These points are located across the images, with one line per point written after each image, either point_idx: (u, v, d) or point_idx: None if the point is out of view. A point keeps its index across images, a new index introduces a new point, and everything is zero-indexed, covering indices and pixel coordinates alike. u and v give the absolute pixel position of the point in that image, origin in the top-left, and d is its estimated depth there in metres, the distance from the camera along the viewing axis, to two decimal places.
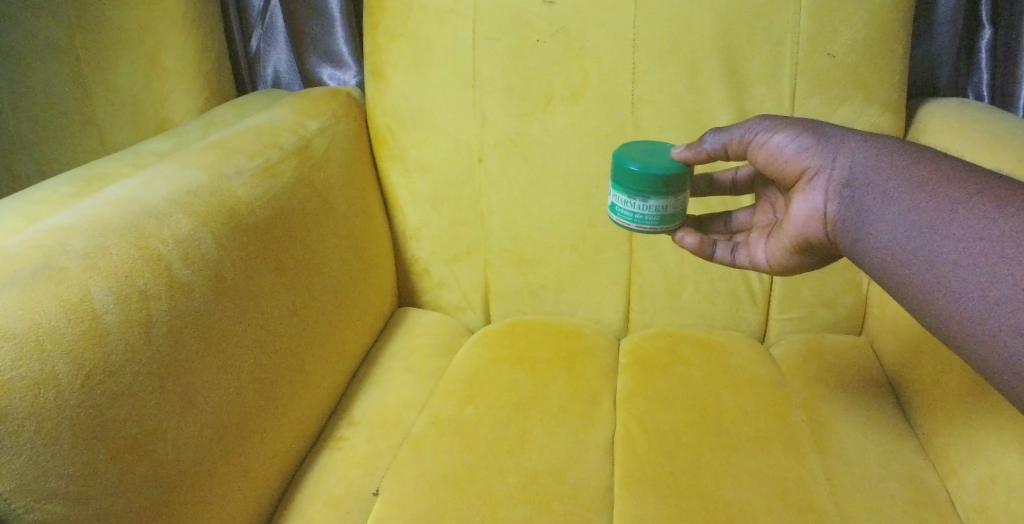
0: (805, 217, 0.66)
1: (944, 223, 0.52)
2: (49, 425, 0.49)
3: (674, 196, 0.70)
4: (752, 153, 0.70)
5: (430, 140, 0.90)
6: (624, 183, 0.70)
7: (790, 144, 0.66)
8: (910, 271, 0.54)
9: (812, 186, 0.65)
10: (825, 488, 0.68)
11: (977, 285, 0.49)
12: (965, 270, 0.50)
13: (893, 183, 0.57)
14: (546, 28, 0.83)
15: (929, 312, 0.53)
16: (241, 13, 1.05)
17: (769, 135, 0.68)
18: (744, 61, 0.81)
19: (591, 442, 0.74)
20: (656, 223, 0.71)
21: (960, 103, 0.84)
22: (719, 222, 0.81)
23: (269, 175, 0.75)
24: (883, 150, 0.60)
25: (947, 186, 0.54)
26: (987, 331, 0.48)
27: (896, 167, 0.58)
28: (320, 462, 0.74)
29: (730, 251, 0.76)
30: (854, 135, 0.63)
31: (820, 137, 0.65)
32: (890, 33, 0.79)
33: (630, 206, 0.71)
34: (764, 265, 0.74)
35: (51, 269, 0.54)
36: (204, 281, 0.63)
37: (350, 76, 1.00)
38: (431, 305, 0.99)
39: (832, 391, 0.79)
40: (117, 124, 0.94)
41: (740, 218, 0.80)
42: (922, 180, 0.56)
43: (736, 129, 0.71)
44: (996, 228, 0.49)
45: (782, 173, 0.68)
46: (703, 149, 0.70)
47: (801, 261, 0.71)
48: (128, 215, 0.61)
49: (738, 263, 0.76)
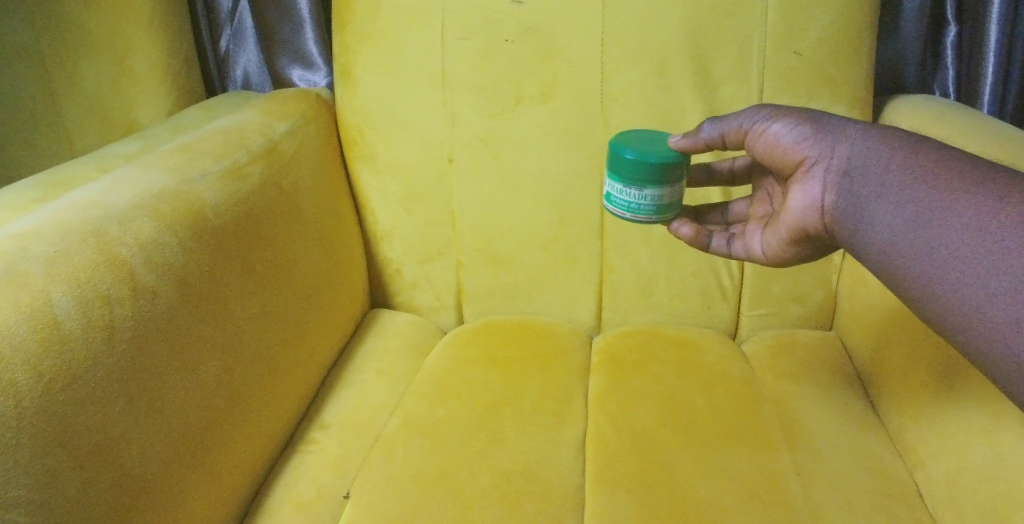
0: (802, 206, 0.66)
1: (944, 214, 0.53)
2: (10, 433, 0.48)
3: (671, 186, 0.70)
4: (749, 143, 0.71)
5: (400, 141, 0.90)
6: (621, 172, 0.71)
7: (789, 133, 0.66)
8: (908, 262, 0.55)
9: (811, 176, 0.65)
10: (794, 483, 0.69)
11: (977, 278, 0.50)
12: (966, 261, 0.50)
13: (892, 173, 0.58)
14: (515, 28, 0.83)
15: (927, 304, 0.54)
16: (210, 14, 1.04)
17: (768, 124, 0.68)
18: (712, 59, 0.82)
19: (563, 441, 0.74)
20: (652, 212, 0.71)
21: (926, 99, 0.85)
22: (716, 213, 0.81)
23: (236, 177, 0.74)
24: (882, 140, 0.60)
25: (947, 177, 0.54)
26: (986, 324, 0.49)
27: (894, 157, 0.58)
28: (290, 466, 0.74)
29: (726, 243, 0.77)
30: (854, 124, 0.63)
31: (819, 127, 0.65)
32: (855, 31, 0.80)
33: (626, 196, 0.71)
34: (761, 256, 0.74)
35: (10, 276, 0.53)
36: (169, 285, 0.63)
37: (321, 77, 1.00)
38: (403, 306, 0.99)
39: (802, 387, 0.80)
40: (84, 126, 0.92)
41: (736, 209, 0.80)
42: (923, 170, 0.56)
43: (733, 118, 0.71)
44: (996, 220, 0.50)
45: (779, 163, 0.68)
46: (700, 138, 0.71)
47: (799, 252, 0.70)
48: (91, 220, 0.60)
49: (734, 255, 0.76)
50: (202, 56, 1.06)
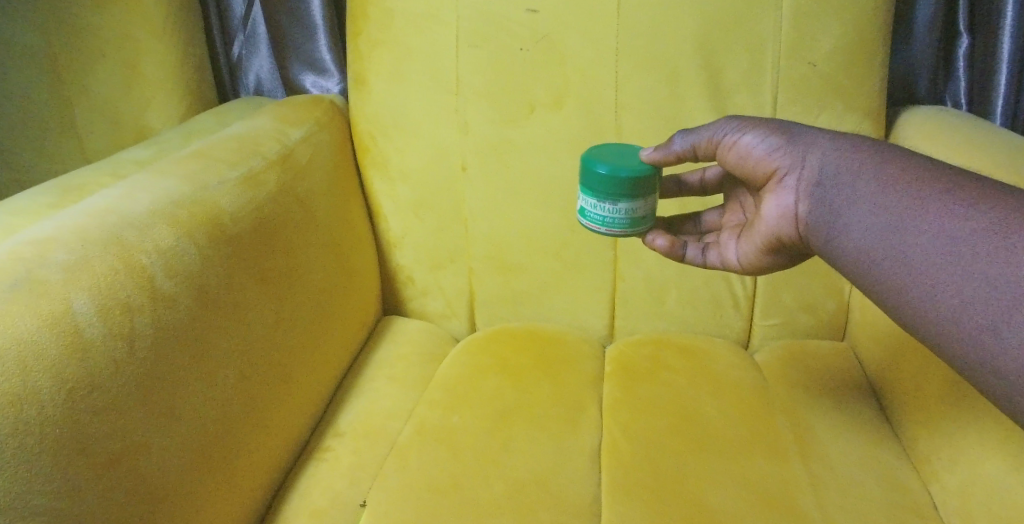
0: (776, 216, 0.66)
1: (917, 222, 0.53)
2: (32, 441, 0.48)
3: (642, 199, 0.70)
4: (721, 155, 0.70)
5: (413, 148, 0.90)
6: (594, 187, 0.71)
7: (760, 144, 0.66)
8: (884, 270, 0.54)
9: (784, 186, 0.65)
10: (808, 493, 0.69)
11: (952, 284, 0.49)
12: (940, 268, 0.50)
13: (864, 182, 0.58)
14: (529, 36, 0.83)
15: (904, 312, 0.53)
16: (223, 21, 1.04)
17: (738, 135, 0.68)
18: (724, 69, 0.82)
19: (577, 450, 0.74)
20: (626, 226, 0.71)
21: (938, 110, 0.85)
22: (689, 224, 0.81)
23: (252, 184, 0.74)
24: (854, 150, 0.61)
25: (918, 186, 0.54)
26: (962, 329, 0.48)
27: (866, 166, 0.59)
28: (306, 473, 0.73)
29: (701, 253, 0.76)
30: (825, 135, 0.64)
31: (790, 138, 0.65)
32: (869, 42, 0.80)
33: (600, 210, 0.71)
34: (736, 264, 0.74)
35: (31, 283, 0.53)
36: (188, 293, 0.63)
37: (333, 84, 1.00)
38: (415, 313, 0.99)
39: (814, 397, 0.80)
40: (97, 131, 0.92)
41: (710, 218, 0.80)
42: (895, 179, 0.56)
43: (704, 130, 0.71)
44: (967, 226, 0.50)
45: (752, 173, 0.68)
46: (671, 150, 0.71)
47: (773, 260, 0.70)
48: (109, 227, 0.60)
49: (710, 264, 0.76)
50: (215, 62, 1.07)
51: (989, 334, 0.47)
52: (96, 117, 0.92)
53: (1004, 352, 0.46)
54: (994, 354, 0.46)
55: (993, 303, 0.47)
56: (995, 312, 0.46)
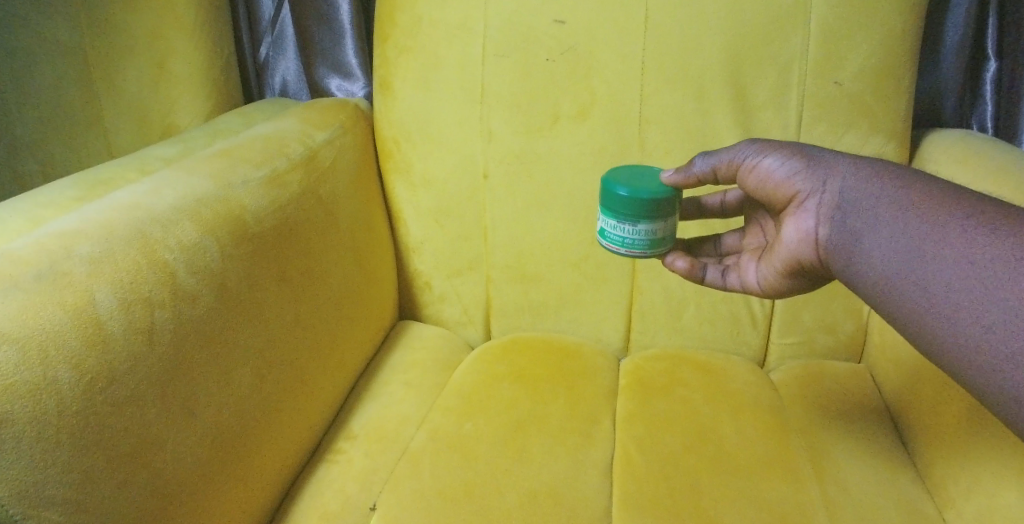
0: (796, 240, 0.66)
1: (935, 247, 0.52)
2: (50, 431, 0.49)
3: (663, 220, 0.70)
4: (742, 177, 0.70)
5: (436, 155, 0.90)
6: (615, 209, 0.70)
7: (779, 167, 0.66)
8: (903, 295, 0.54)
9: (804, 209, 0.65)
10: (824, 515, 0.68)
11: (969, 310, 0.49)
12: (959, 294, 0.50)
13: (883, 206, 0.57)
14: (556, 47, 0.83)
15: (922, 337, 0.53)
16: (252, 22, 1.06)
17: (758, 158, 0.68)
18: (750, 86, 0.82)
19: (590, 462, 0.73)
20: (646, 247, 0.71)
21: (964, 134, 0.85)
22: (708, 245, 0.80)
23: (276, 185, 0.74)
24: (873, 173, 0.60)
25: (938, 210, 0.54)
26: (981, 357, 0.48)
27: (885, 190, 0.58)
28: (318, 475, 0.74)
29: (721, 274, 0.76)
30: (845, 158, 0.63)
31: (809, 161, 0.65)
32: (898, 63, 0.79)
33: (620, 231, 0.71)
34: (756, 288, 0.73)
35: (56, 274, 0.53)
36: (209, 290, 0.63)
37: (358, 88, 1.01)
38: (431, 319, 0.99)
39: (831, 418, 0.79)
40: (124, 126, 0.93)
41: (729, 240, 0.80)
42: (913, 204, 0.56)
43: (724, 153, 0.71)
44: (987, 252, 0.49)
45: (771, 197, 0.68)
46: (692, 173, 0.71)
47: (793, 284, 0.70)
48: (134, 221, 0.61)
49: (729, 287, 0.76)
50: (242, 63, 1.08)
51: (1010, 361, 0.47)
52: (124, 113, 0.93)
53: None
54: (1015, 381, 0.46)
55: (1015, 332, 0.46)
56: (1015, 340, 0.46)
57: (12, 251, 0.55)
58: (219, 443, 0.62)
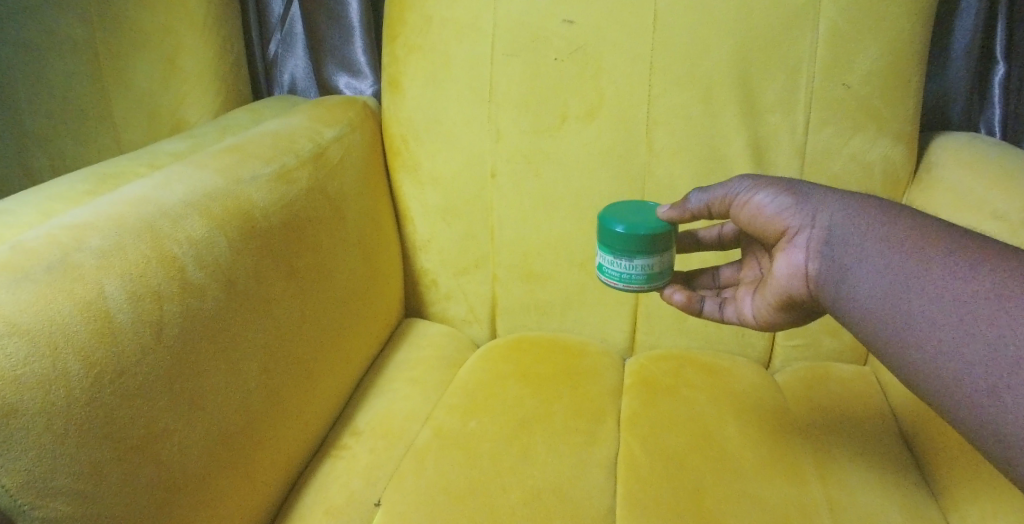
0: (786, 275, 0.65)
1: (920, 280, 0.52)
2: (59, 421, 0.49)
3: (660, 255, 0.71)
4: (734, 213, 0.70)
5: (444, 153, 0.90)
6: (610, 245, 0.71)
7: (770, 203, 0.66)
8: (890, 327, 0.54)
9: (795, 244, 0.64)
10: (827, 516, 0.67)
11: (952, 343, 0.49)
12: (941, 328, 0.50)
13: (870, 239, 0.57)
14: (565, 47, 0.84)
15: (909, 368, 0.52)
16: (262, 20, 1.06)
17: (750, 194, 0.68)
18: (759, 89, 0.82)
19: (594, 460, 0.74)
20: (643, 281, 0.71)
21: (971, 138, 0.84)
22: (706, 277, 0.79)
23: (284, 181, 0.75)
24: (861, 207, 0.60)
25: (923, 243, 0.54)
26: (964, 391, 0.48)
27: (872, 223, 0.58)
28: (322, 470, 0.74)
29: (718, 306, 0.75)
30: (833, 192, 0.63)
31: (799, 196, 0.64)
32: (906, 66, 0.79)
33: (617, 266, 0.71)
34: (752, 321, 0.72)
35: (66, 266, 0.54)
36: (215, 283, 0.63)
37: (367, 85, 1.01)
38: (437, 317, 1.00)
39: (836, 419, 0.79)
40: (133, 121, 0.94)
41: (726, 273, 0.79)
42: (900, 237, 0.56)
43: (718, 188, 0.70)
44: (970, 286, 0.50)
45: (762, 233, 0.68)
46: (687, 209, 0.71)
47: (786, 317, 0.68)
48: (143, 215, 0.61)
49: (727, 319, 0.74)
50: (252, 60, 1.09)
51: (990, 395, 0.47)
52: (133, 108, 0.93)
53: (1004, 415, 0.45)
54: (994, 416, 0.46)
55: (994, 366, 0.46)
56: (996, 374, 0.46)
57: (23, 242, 0.55)
58: (225, 446, 0.62)
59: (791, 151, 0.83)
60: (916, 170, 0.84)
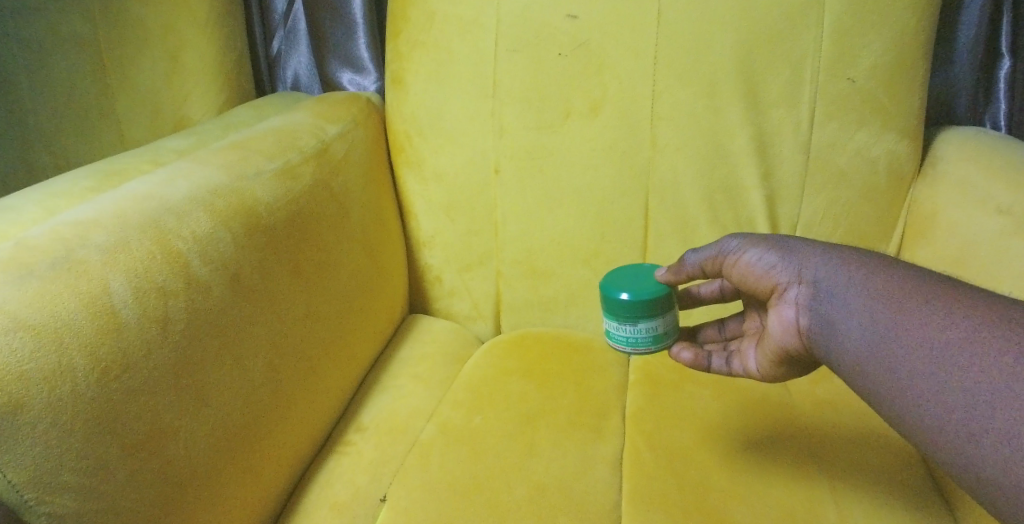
0: (782, 331, 0.64)
1: (899, 333, 0.52)
2: (65, 417, 0.49)
3: (662, 316, 0.71)
4: (726, 272, 0.69)
5: (448, 150, 0.90)
6: (614, 310, 0.72)
7: (759, 261, 0.65)
8: (875, 378, 0.53)
9: (786, 299, 0.63)
10: (833, 508, 0.67)
11: (933, 391, 0.49)
12: (923, 378, 0.50)
13: (852, 291, 0.57)
14: (568, 42, 0.83)
15: (897, 418, 0.52)
16: (265, 17, 1.06)
17: (740, 252, 0.67)
18: (764, 83, 0.81)
19: (599, 456, 0.74)
20: (650, 343, 0.72)
21: (977, 131, 0.84)
22: (711, 329, 0.78)
23: (288, 177, 0.75)
24: (843, 260, 0.59)
25: (901, 294, 0.53)
26: (946, 439, 0.48)
27: (854, 273, 0.58)
28: (328, 466, 0.74)
29: (724, 361, 0.73)
30: (818, 246, 0.63)
31: (785, 253, 0.64)
32: (910, 60, 0.79)
33: (622, 331, 0.72)
34: (757, 373, 0.70)
35: (72, 262, 0.54)
36: (222, 280, 0.63)
37: (370, 82, 1.01)
38: (441, 313, 0.99)
39: (841, 413, 0.79)
40: (136, 118, 0.94)
41: (731, 324, 0.77)
42: (879, 289, 0.55)
43: (709, 247, 0.70)
44: (944, 336, 0.49)
45: (756, 289, 0.67)
46: (683, 270, 0.71)
47: (788, 370, 0.67)
48: (148, 211, 0.61)
49: (735, 373, 0.73)
50: (255, 57, 1.09)
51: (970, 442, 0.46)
52: (137, 105, 0.93)
53: (985, 461, 0.45)
54: (975, 462, 0.46)
55: (968, 412, 0.46)
56: (971, 421, 0.46)
57: (27, 238, 0.55)
58: (231, 446, 0.62)
59: (796, 145, 0.83)
60: (923, 165, 0.84)
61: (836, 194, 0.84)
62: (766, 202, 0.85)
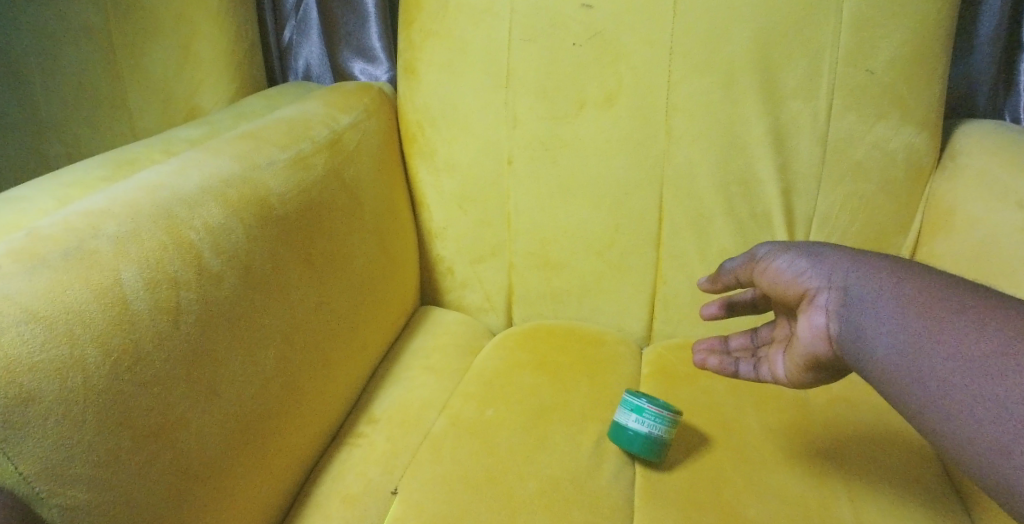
0: (809, 338, 0.61)
1: (931, 340, 0.51)
2: (76, 409, 0.49)
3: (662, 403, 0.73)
4: (757, 280, 0.69)
5: (460, 140, 0.90)
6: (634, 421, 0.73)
7: (789, 268, 0.64)
8: (904, 386, 0.52)
9: (814, 305, 0.61)
10: (846, 504, 0.67)
11: (964, 400, 0.48)
12: (954, 388, 0.48)
13: (884, 299, 0.55)
14: (582, 32, 0.83)
15: (926, 429, 0.51)
16: (276, 6, 1.06)
17: (771, 259, 0.67)
18: (780, 74, 0.80)
19: (612, 450, 0.73)
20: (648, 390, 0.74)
21: (998, 124, 0.83)
22: (743, 337, 0.77)
23: (301, 166, 0.75)
24: (875, 268, 0.58)
25: (934, 304, 0.52)
26: (975, 450, 0.47)
27: (886, 281, 0.57)
28: (340, 457, 0.74)
29: (752, 367, 0.73)
30: (849, 254, 0.62)
31: (816, 259, 0.63)
32: (930, 51, 0.78)
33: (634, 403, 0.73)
34: (784, 379, 0.68)
35: (83, 252, 0.53)
36: (233, 272, 0.63)
37: (382, 72, 1.01)
38: (453, 305, 0.99)
39: (856, 408, 0.78)
40: (148, 108, 0.94)
41: (763, 332, 0.76)
42: (911, 297, 0.54)
43: (744, 257, 0.71)
44: (976, 345, 0.48)
45: (784, 297, 0.66)
46: (719, 280, 0.73)
47: (816, 377, 0.64)
48: (160, 201, 0.61)
49: (762, 379, 0.72)
50: (267, 47, 1.08)
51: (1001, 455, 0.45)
52: (148, 95, 0.93)
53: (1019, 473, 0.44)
54: (1008, 475, 0.45)
55: (1000, 424, 0.45)
56: (1005, 432, 0.45)
57: (39, 229, 0.55)
58: (242, 438, 0.62)
59: (813, 137, 0.82)
60: (941, 159, 0.83)
61: (853, 187, 0.83)
62: (782, 195, 0.84)
